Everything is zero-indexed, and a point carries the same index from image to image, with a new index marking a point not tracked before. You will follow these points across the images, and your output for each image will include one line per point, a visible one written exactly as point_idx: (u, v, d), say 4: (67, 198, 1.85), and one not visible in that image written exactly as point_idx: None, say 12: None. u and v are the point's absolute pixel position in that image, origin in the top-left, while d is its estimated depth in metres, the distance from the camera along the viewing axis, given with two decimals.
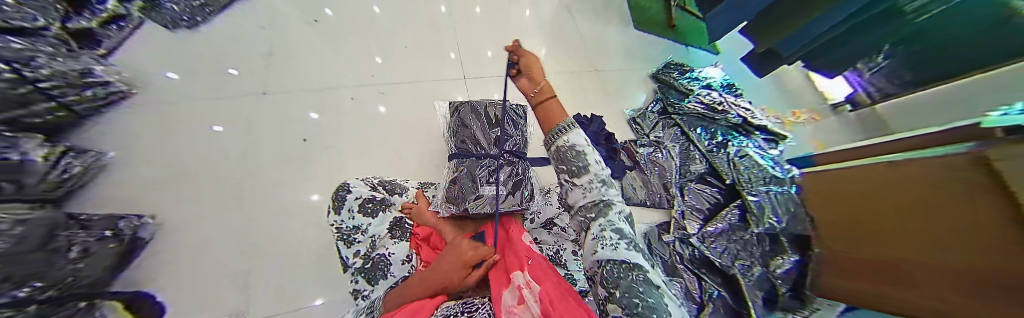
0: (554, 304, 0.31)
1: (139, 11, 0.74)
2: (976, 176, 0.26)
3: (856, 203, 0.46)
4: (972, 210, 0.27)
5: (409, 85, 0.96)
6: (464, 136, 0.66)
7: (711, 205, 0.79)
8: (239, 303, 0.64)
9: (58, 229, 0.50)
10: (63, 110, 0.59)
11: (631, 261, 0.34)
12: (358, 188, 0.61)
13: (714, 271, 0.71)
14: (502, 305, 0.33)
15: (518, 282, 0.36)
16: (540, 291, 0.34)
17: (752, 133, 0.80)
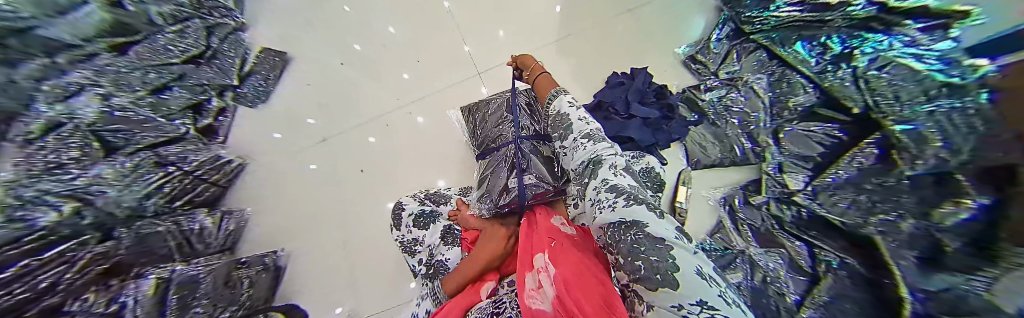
0: (570, 286, 0.32)
1: (232, 100, 0.84)
2: None
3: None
4: None
5: (439, 94, 0.95)
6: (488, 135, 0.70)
7: (829, 146, 0.48)
8: (354, 302, 0.71)
9: (232, 270, 0.63)
10: (213, 186, 0.73)
11: (628, 220, 0.36)
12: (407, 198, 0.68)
13: (835, 236, 0.40)
14: (524, 292, 0.36)
15: (537, 267, 0.38)
16: (553, 275, 0.35)
17: (900, 24, 0.44)
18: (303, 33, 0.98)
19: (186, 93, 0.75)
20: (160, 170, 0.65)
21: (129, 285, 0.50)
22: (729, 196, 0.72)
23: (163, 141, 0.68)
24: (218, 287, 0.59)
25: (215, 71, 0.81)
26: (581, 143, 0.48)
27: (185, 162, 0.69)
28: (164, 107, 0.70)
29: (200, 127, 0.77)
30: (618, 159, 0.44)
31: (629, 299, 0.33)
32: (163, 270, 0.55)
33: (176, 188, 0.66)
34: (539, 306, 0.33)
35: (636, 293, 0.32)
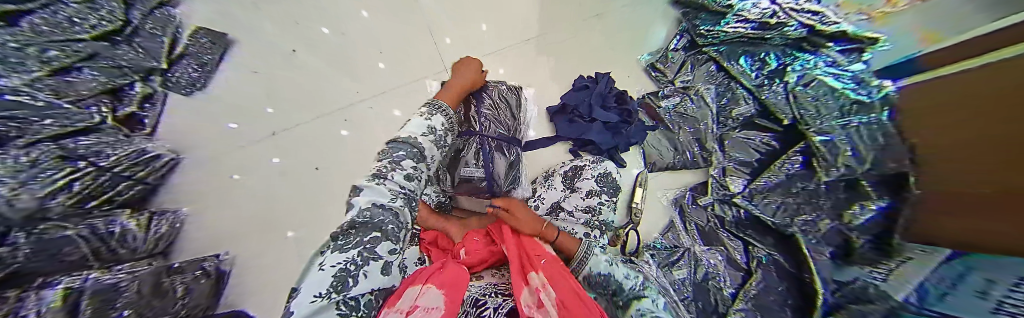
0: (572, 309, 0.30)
1: (161, 85, 0.74)
2: None
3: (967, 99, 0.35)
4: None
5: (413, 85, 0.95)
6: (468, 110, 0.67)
7: (763, 155, 0.68)
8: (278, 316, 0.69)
9: (162, 276, 0.55)
10: (140, 183, 0.63)
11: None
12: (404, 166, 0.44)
13: (763, 232, 0.62)
14: (523, 302, 0.30)
15: (534, 284, 0.34)
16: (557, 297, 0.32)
17: (824, 47, 0.64)
18: (257, 15, 0.89)
19: (100, 76, 0.63)
20: (67, 163, 0.51)
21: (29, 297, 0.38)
22: (682, 197, 0.77)
23: (74, 131, 0.55)
24: (148, 294, 0.51)
25: (136, 52, 0.71)
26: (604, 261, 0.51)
27: (100, 157, 0.57)
28: (69, 91, 0.57)
29: (119, 116, 0.65)
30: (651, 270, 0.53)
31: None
32: (73, 279, 0.44)
33: (89, 186, 0.54)
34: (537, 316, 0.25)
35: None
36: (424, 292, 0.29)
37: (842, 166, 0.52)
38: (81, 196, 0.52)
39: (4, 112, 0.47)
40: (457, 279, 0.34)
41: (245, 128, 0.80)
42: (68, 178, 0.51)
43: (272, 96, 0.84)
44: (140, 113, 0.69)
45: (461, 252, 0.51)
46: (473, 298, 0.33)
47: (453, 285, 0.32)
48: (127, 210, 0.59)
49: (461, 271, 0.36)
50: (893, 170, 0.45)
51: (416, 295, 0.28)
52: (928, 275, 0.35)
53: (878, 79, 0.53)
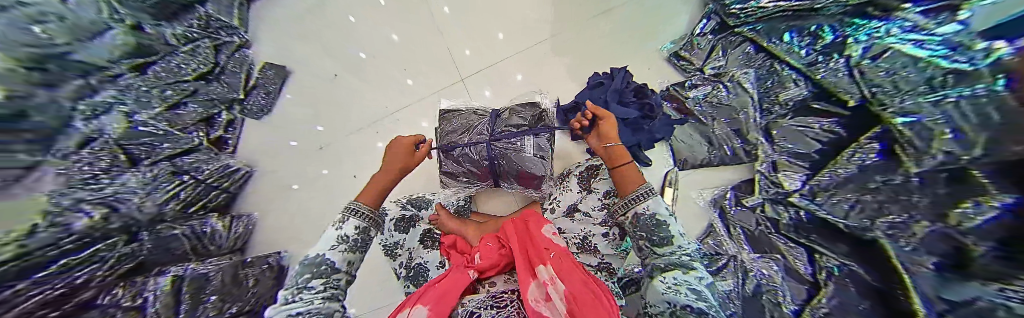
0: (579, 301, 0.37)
1: (238, 112, 0.90)
2: None
3: None
4: None
5: (432, 96, 1.01)
6: (456, 141, 0.62)
7: (825, 144, 0.55)
8: None
9: (239, 268, 0.67)
10: (225, 192, 0.78)
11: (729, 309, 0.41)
12: (311, 285, 0.45)
13: (834, 238, 0.48)
14: (529, 298, 0.38)
15: (543, 279, 0.40)
16: (564, 290, 0.38)
17: (897, 10, 0.45)
18: (305, 48, 1.04)
19: (199, 108, 0.78)
20: (176, 178, 0.66)
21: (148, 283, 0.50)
22: (719, 198, 0.78)
23: (180, 152, 0.69)
24: (227, 284, 0.61)
25: (223, 87, 0.87)
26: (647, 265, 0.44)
27: (198, 171, 0.72)
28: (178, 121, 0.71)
29: (212, 138, 0.82)
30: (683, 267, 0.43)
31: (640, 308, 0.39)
32: (177, 268, 0.56)
33: (191, 194, 0.68)
34: (544, 312, 0.35)
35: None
36: (411, 314, 0.39)
37: (934, 153, 0.33)
38: (185, 203, 0.66)
39: (140, 141, 0.60)
40: (447, 292, 0.44)
41: (300, 143, 0.94)
42: (176, 189, 0.65)
43: (319, 117, 0.98)
44: (226, 135, 0.86)
45: (475, 257, 0.53)
46: (468, 309, 0.40)
47: (441, 298, 0.42)
48: (215, 213, 0.73)
49: (455, 285, 0.46)
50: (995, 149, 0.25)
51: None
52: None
53: (981, 41, 0.32)
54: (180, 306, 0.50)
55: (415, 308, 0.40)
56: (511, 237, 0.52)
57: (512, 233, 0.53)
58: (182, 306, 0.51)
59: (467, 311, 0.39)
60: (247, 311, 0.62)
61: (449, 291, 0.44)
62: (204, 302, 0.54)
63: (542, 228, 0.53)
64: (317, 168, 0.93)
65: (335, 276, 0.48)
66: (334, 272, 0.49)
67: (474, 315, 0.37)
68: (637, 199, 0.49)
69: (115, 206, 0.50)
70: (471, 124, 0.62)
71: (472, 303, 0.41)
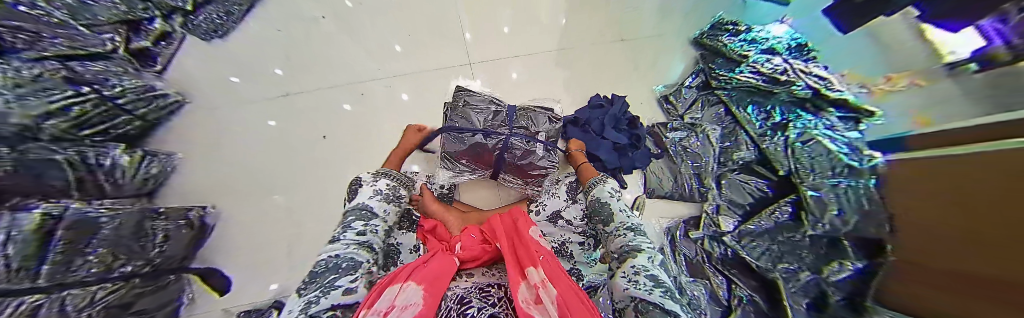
0: (570, 307, 0.35)
1: (181, 27, 0.73)
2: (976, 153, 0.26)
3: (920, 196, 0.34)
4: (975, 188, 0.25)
5: (431, 74, 0.89)
6: (463, 125, 0.62)
7: (755, 200, 0.67)
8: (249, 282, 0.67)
9: (145, 220, 0.54)
10: (138, 121, 0.62)
11: (660, 278, 0.43)
12: (353, 225, 0.48)
13: (749, 274, 0.63)
14: (520, 298, 0.37)
15: (533, 281, 0.40)
16: (556, 294, 0.37)
17: (825, 110, 0.58)
18: None
19: (121, 5, 0.61)
20: (69, 87, 0.50)
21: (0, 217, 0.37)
22: (674, 227, 0.85)
23: (81, 55, 0.54)
24: (124, 236, 0.50)
25: None
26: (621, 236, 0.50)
27: (106, 85, 0.56)
28: (87, 14, 0.56)
29: (133, 48, 0.64)
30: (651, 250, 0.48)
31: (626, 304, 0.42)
32: (53, 204, 0.43)
33: (88, 112, 0.53)
34: (535, 313, 0.33)
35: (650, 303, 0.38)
36: (402, 291, 0.37)
37: (826, 222, 0.49)
38: (77, 122, 0.51)
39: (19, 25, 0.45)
40: (437, 276, 0.42)
41: (247, 82, 0.77)
42: (67, 102, 0.50)
43: (288, 60, 0.82)
44: (154, 48, 0.68)
45: (456, 246, 0.52)
46: (456, 295, 0.39)
47: (434, 281, 0.40)
48: (121, 144, 0.58)
49: (444, 269, 0.44)
50: (870, 235, 0.41)
51: (395, 296, 0.36)
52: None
53: (868, 149, 0.46)
54: (48, 254, 0.40)
55: (405, 285, 0.38)
56: (501, 239, 0.52)
57: (501, 235, 0.53)
58: (50, 253, 0.41)
59: (455, 296, 0.39)
60: (143, 273, 0.53)
61: (439, 275, 0.42)
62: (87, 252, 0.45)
63: (530, 231, 0.54)
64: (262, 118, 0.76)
65: (373, 220, 0.50)
66: (372, 217, 0.51)
67: (463, 300, 0.37)
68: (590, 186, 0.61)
69: None
70: (487, 115, 0.63)
71: (460, 290, 0.41)
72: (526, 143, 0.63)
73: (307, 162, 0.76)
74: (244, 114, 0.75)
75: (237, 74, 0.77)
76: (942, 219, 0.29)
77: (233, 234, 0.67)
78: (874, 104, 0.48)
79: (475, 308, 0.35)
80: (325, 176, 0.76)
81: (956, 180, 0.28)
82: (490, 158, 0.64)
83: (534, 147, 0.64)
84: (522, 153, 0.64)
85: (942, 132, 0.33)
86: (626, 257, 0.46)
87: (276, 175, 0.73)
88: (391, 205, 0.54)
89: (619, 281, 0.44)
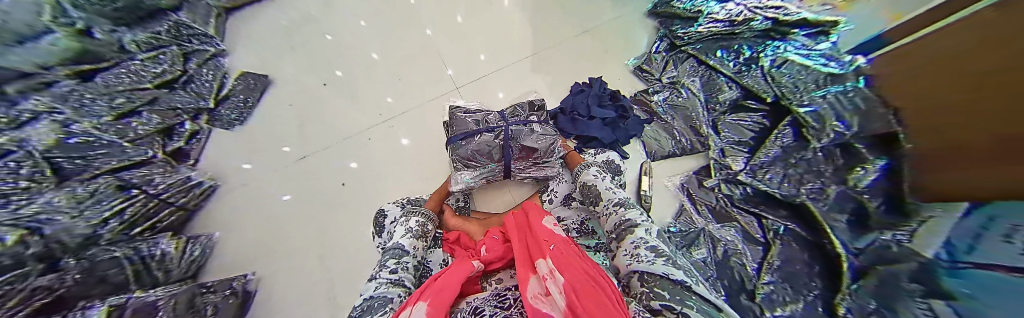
0: (579, 293, 0.29)
1: (207, 123, 0.86)
2: (975, 17, 0.31)
3: (921, 75, 0.39)
4: (983, 40, 0.29)
5: (426, 106, 0.96)
6: (460, 139, 0.64)
7: (756, 132, 0.69)
8: None
9: (196, 296, 0.57)
10: (180, 210, 0.70)
11: (658, 249, 0.40)
12: (387, 264, 0.46)
13: (775, 205, 0.61)
14: (529, 294, 0.32)
15: (542, 272, 0.35)
16: (563, 282, 0.31)
17: (790, 34, 0.69)
18: (289, 60, 1.00)
19: (157, 117, 0.74)
20: (121, 193, 0.60)
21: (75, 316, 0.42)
22: (688, 181, 0.76)
23: (128, 165, 0.65)
24: (182, 313, 0.52)
25: (188, 95, 0.83)
26: (614, 210, 0.52)
27: (150, 185, 0.65)
28: (130, 132, 0.67)
29: (169, 151, 0.75)
30: (650, 226, 0.47)
31: (636, 279, 0.38)
32: (118, 297, 0.48)
33: (137, 212, 0.61)
34: (545, 309, 0.28)
35: (650, 277, 0.35)
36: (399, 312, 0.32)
37: (830, 133, 0.54)
38: (130, 222, 0.60)
39: (83, 152, 0.57)
40: (444, 288, 0.37)
41: (258, 167, 0.84)
42: (119, 207, 0.58)
43: (304, 134, 0.90)
44: (186, 146, 0.80)
45: (481, 250, 0.53)
46: (472, 306, 0.37)
47: (438, 293, 0.35)
48: (167, 233, 0.65)
49: (455, 277, 0.40)
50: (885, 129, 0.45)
51: None
52: (948, 234, 0.33)
53: (850, 56, 0.56)
54: None
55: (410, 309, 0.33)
56: (516, 237, 0.49)
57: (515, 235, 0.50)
58: None
59: (470, 307, 0.37)
60: None
61: (447, 287, 0.37)
62: None
63: (544, 223, 0.49)
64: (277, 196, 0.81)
65: (404, 258, 0.48)
66: (404, 254, 0.49)
67: (476, 309, 0.36)
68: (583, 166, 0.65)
69: (37, 229, 0.44)
70: (476, 132, 0.64)
71: (474, 301, 0.39)
72: (524, 146, 0.65)
73: (325, 217, 0.79)
74: (261, 189, 0.81)
75: (248, 161, 0.84)
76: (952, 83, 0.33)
77: (268, 303, 0.67)
78: (837, 16, 0.61)
79: (490, 311, 0.35)
80: (350, 218, 0.80)
81: (971, 47, 0.31)
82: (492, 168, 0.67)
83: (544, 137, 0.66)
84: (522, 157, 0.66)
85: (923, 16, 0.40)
86: (627, 233, 0.46)
87: (304, 238, 0.76)
88: (420, 241, 0.54)
89: (623, 259, 0.42)
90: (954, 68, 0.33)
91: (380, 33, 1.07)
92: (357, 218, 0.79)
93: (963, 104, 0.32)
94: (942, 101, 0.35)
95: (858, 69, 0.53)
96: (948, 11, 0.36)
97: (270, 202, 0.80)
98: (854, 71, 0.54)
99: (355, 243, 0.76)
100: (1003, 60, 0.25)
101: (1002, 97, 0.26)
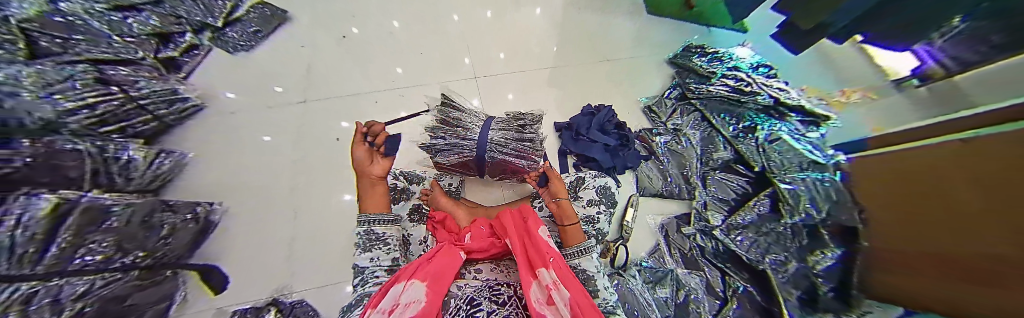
0: (584, 310, 0.30)
1: (209, 41, 0.82)
2: (930, 148, 0.35)
3: (889, 183, 0.42)
4: (937, 172, 0.33)
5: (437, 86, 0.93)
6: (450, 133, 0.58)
7: (738, 195, 0.74)
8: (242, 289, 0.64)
9: (156, 211, 0.55)
10: (154, 121, 0.67)
11: None
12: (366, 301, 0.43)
13: (741, 267, 0.67)
14: (533, 299, 0.33)
15: (546, 281, 0.35)
16: (569, 296, 0.32)
17: (786, 115, 0.72)
18: (312, 1, 0.96)
19: (156, 20, 0.71)
20: (98, 87, 0.56)
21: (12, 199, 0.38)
22: (668, 224, 0.81)
23: (111, 60, 0.61)
24: (135, 226, 0.51)
25: (198, 7, 0.78)
26: None
27: (133, 86, 0.62)
28: (122, 27, 0.65)
29: (162, 57, 0.72)
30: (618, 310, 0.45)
31: None
32: (71, 193, 0.44)
33: (110, 112, 0.57)
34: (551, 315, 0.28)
35: None
36: (407, 291, 0.32)
37: (802, 214, 0.59)
38: (98, 119, 0.56)
39: (71, 35, 0.55)
40: (443, 274, 0.38)
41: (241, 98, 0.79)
42: (93, 99, 0.55)
43: (311, 77, 0.86)
44: (182, 58, 0.77)
45: (465, 236, 0.53)
46: (467, 295, 0.35)
47: (439, 278, 0.36)
48: (136, 141, 0.63)
49: (448, 266, 0.41)
50: (847, 222, 0.49)
51: (400, 294, 0.32)
52: None
53: (832, 150, 0.59)
54: (51, 248, 0.40)
55: (410, 285, 0.34)
56: (511, 233, 0.50)
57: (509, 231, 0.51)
58: (54, 248, 0.40)
59: (463, 296, 0.35)
60: (142, 266, 0.53)
61: (444, 273, 0.38)
62: (72, 262, 0.43)
63: (540, 231, 0.51)
64: (256, 134, 0.77)
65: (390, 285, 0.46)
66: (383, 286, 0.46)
67: (472, 301, 0.33)
68: (577, 255, 0.52)
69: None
70: (466, 130, 0.58)
71: (467, 290, 0.38)
72: (511, 160, 0.60)
73: (301, 168, 0.76)
74: (245, 126, 0.77)
75: (235, 90, 0.80)
76: (910, 201, 0.37)
77: (237, 240, 0.67)
78: (830, 111, 0.62)
79: (489, 307, 0.32)
80: (337, 177, 0.76)
81: (927, 174, 0.34)
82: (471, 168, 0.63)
83: (534, 152, 0.61)
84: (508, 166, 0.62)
85: (890, 131, 0.45)
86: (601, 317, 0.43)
87: (283, 180, 0.74)
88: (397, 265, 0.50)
89: None
90: (914, 188, 0.37)
91: (404, 1, 1.04)
92: (342, 179, 0.76)
93: (919, 225, 0.35)
94: (902, 214, 0.38)
95: (836, 163, 0.57)
96: (907, 135, 0.40)
97: (251, 138, 0.76)
98: (834, 164, 0.57)
99: (336, 204, 0.74)
100: (962, 198, 0.28)
101: (957, 232, 0.28)
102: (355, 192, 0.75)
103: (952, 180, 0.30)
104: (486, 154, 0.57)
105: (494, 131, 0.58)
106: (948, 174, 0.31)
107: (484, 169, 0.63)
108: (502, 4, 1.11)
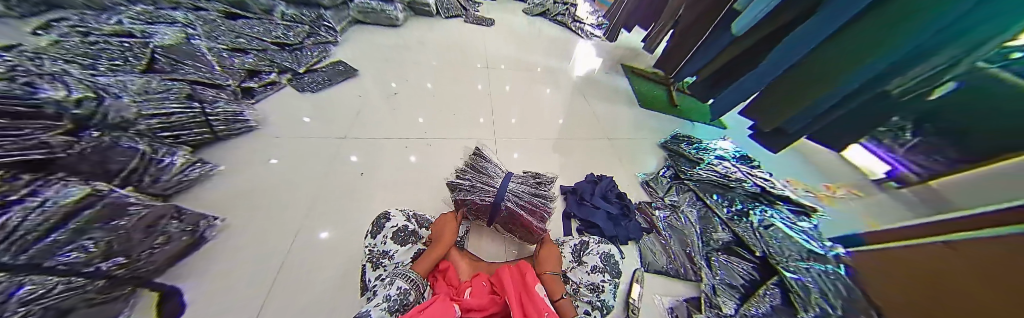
0: None
1: (287, 80, 1.01)
2: (947, 240, 0.50)
3: (902, 268, 0.55)
4: (961, 252, 0.46)
5: (460, 139, 1.04)
6: (474, 177, 0.65)
7: (747, 281, 0.69)
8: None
9: (163, 218, 0.53)
10: (208, 134, 0.74)
11: None
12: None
13: None
14: None
15: None
16: None
17: (776, 203, 0.82)
18: (379, 65, 1.23)
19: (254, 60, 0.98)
20: (183, 101, 0.70)
21: (48, 190, 0.41)
22: (677, 308, 0.68)
23: (206, 83, 0.80)
24: (137, 227, 0.48)
25: (289, 57, 1.09)
26: None
27: (210, 104, 0.75)
28: (226, 61, 0.92)
29: (242, 86, 0.89)
30: None
31: None
32: (105, 186, 0.48)
33: (179, 121, 0.67)
34: None
35: None
36: None
37: (817, 307, 0.58)
38: (167, 126, 0.65)
39: (184, 59, 0.80)
40: None
41: (273, 124, 0.86)
42: (174, 109, 0.67)
43: (359, 118, 0.99)
44: (257, 88, 0.93)
45: (465, 292, 0.49)
46: None
47: None
48: (187, 148, 0.68)
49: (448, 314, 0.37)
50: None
51: None
52: None
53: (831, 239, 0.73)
54: (49, 236, 0.38)
55: None
56: (508, 285, 0.48)
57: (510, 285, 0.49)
58: (51, 236, 0.38)
59: None
60: (109, 275, 0.43)
61: None
62: (56, 256, 0.38)
63: (537, 287, 0.49)
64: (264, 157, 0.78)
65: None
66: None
67: None
68: None
69: (102, 96, 0.55)
70: (490, 177, 0.65)
71: None
72: (523, 213, 0.63)
73: (313, 201, 0.73)
74: (263, 149, 0.79)
75: (271, 113, 0.89)
76: (935, 275, 0.49)
77: (233, 256, 0.59)
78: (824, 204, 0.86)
79: None
80: (328, 209, 0.72)
81: (947, 255, 0.48)
82: (484, 214, 0.64)
83: (544, 209, 0.64)
84: (520, 219, 0.64)
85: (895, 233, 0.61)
86: None
87: (296, 201, 0.71)
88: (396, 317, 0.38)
89: None
90: (935, 267, 0.49)
91: (441, 71, 1.33)
92: (327, 209, 0.72)
93: (954, 291, 0.46)
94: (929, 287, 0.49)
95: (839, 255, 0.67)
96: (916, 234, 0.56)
97: (258, 158, 0.77)
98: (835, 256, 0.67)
99: (315, 248, 0.64)
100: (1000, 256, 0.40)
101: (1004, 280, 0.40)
102: (337, 231, 0.68)
103: (980, 250, 0.43)
104: (501, 201, 0.61)
105: (512, 183, 0.64)
106: (975, 249, 0.44)
107: (495, 218, 0.65)
108: (523, 86, 1.40)
